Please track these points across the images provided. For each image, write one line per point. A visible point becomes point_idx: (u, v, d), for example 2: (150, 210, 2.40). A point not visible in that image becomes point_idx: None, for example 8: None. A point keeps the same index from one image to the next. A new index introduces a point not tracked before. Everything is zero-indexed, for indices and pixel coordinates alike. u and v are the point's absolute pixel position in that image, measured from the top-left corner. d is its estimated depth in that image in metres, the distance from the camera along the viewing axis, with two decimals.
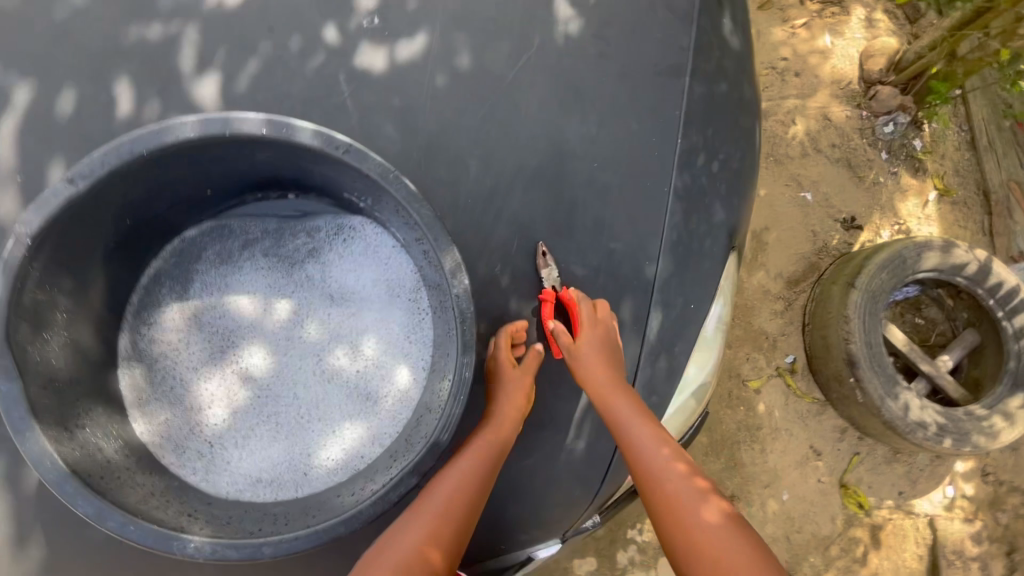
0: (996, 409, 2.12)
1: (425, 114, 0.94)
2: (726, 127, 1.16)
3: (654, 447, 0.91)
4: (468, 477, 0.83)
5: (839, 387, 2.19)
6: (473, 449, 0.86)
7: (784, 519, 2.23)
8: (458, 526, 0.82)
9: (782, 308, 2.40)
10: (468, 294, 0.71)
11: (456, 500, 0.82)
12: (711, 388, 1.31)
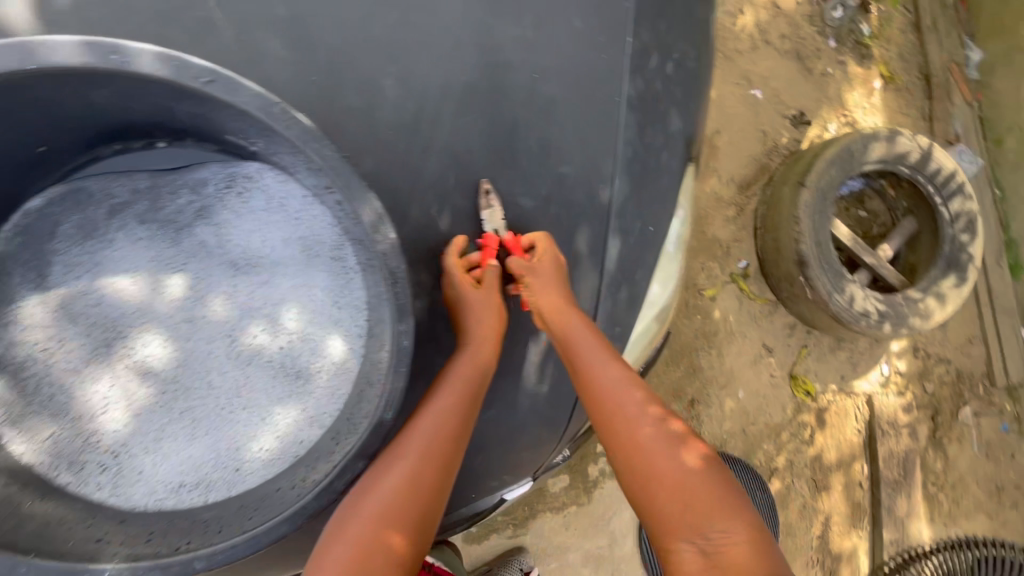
0: (930, 291, 2.23)
1: (323, 25, 0.76)
2: (680, 20, 1.02)
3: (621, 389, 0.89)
4: (442, 437, 0.76)
5: (789, 287, 2.24)
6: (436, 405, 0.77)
7: (740, 416, 2.35)
8: (426, 501, 0.74)
9: (734, 214, 2.38)
10: (398, 249, 0.60)
11: (424, 473, 0.74)
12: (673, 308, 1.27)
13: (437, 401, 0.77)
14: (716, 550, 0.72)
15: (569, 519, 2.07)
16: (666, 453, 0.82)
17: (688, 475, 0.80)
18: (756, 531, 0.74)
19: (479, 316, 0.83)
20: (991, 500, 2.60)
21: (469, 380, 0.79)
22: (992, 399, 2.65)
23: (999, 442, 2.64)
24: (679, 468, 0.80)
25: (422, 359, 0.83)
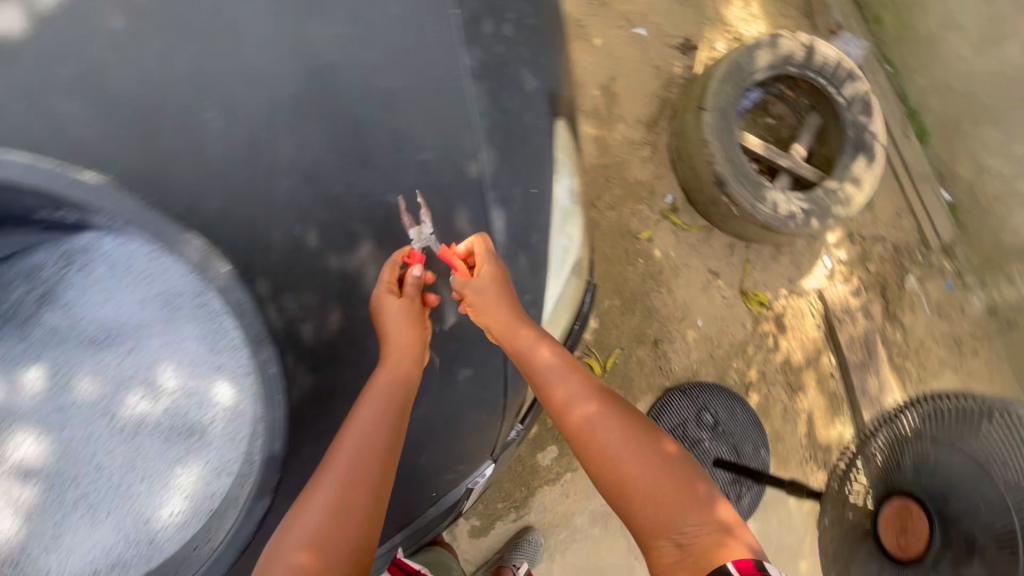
0: (847, 178, 2.30)
1: (133, 73, 0.76)
2: None
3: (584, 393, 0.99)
4: (372, 452, 0.79)
5: (717, 209, 2.30)
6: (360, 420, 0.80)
7: (705, 343, 2.41)
8: (360, 519, 0.77)
9: (650, 153, 2.42)
10: (232, 284, 0.69)
11: (352, 491, 0.77)
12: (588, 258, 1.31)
13: (365, 416, 0.80)
14: (689, 541, 0.84)
15: (567, 485, 2.12)
16: (631, 451, 0.93)
17: (656, 469, 0.91)
18: (721, 521, 0.87)
19: (392, 325, 0.83)
20: (954, 356, 2.73)
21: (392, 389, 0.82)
22: (931, 262, 2.78)
23: (948, 300, 2.77)
24: (647, 463, 0.91)
25: (330, 377, 0.83)
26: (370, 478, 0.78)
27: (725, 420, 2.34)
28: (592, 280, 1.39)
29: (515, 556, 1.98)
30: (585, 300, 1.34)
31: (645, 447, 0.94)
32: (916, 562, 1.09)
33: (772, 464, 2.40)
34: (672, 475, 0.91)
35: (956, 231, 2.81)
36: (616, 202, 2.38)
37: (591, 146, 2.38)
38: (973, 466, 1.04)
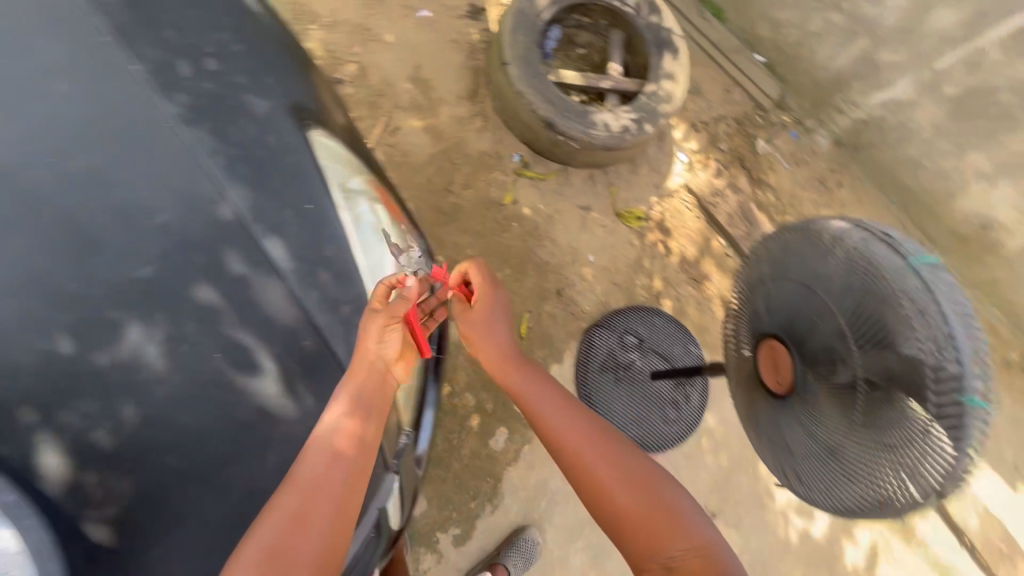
0: (662, 77, 2.41)
1: None
2: (194, 33, 1.19)
3: (591, 433, 1.18)
4: (336, 467, 0.93)
5: (560, 149, 2.36)
6: (324, 438, 0.96)
7: (604, 273, 2.49)
8: (322, 529, 0.87)
9: (482, 123, 2.46)
10: None
11: (318, 503, 0.89)
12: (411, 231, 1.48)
13: (330, 434, 0.97)
14: (676, 565, 0.98)
15: (528, 456, 2.16)
16: (625, 477, 1.09)
17: (652, 494, 1.07)
18: (707, 540, 1.02)
19: (365, 333, 1.09)
20: (823, 194, 2.95)
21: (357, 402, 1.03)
22: (770, 121, 3.00)
23: (798, 149, 2.99)
24: (640, 488, 1.08)
25: (148, 442, 0.94)
26: (336, 494, 0.91)
27: (647, 334, 2.43)
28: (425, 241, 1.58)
29: (510, 554, 1.98)
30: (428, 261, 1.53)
31: (647, 477, 1.11)
32: (793, 395, 1.15)
33: (706, 355, 2.52)
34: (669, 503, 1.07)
35: (779, 87, 3.04)
36: (469, 179, 2.41)
37: (424, 136, 2.39)
38: (801, 287, 1.13)
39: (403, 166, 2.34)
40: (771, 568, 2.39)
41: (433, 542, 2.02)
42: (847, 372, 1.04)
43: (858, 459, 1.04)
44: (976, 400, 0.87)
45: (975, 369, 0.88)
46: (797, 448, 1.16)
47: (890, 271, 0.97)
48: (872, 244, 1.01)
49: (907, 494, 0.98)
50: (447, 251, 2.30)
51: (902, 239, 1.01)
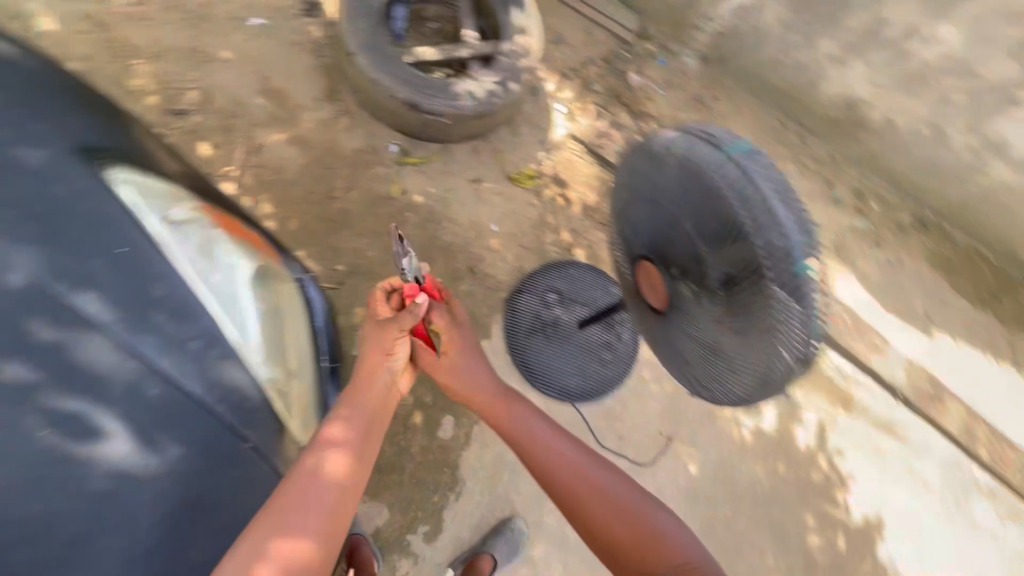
0: (515, 32, 2.39)
1: None
2: None
3: (574, 457, 1.50)
4: (339, 460, 1.23)
5: (433, 129, 2.32)
6: (332, 439, 1.27)
7: (512, 240, 2.49)
8: (324, 502, 1.15)
9: (348, 121, 2.37)
10: None
11: (324, 484, 1.17)
12: (262, 248, 1.61)
13: (337, 436, 1.28)
14: None
15: (479, 436, 2.17)
16: (618, 508, 1.40)
17: (638, 519, 1.38)
18: (690, 557, 1.32)
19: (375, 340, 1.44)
20: (701, 113, 3.07)
21: (364, 411, 1.37)
22: (637, 53, 3.05)
23: (669, 74, 3.07)
24: (629, 518, 1.38)
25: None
26: (337, 482, 1.20)
27: (566, 287, 2.44)
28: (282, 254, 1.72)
29: (498, 542, 2.03)
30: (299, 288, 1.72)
31: (630, 500, 1.42)
32: (673, 307, 1.22)
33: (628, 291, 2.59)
34: (651, 521, 1.38)
35: (637, 18, 3.10)
36: (350, 181, 2.33)
37: (291, 149, 2.29)
38: (657, 203, 1.14)
39: (277, 185, 2.24)
40: (735, 471, 2.52)
41: (405, 545, 2.02)
42: (706, 272, 1.07)
43: (735, 352, 1.08)
44: (803, 266, 0.89)
45: (795, 235, 0.90)
46: (690, 356, 1.23)
47: (708, 166, 0.98)
48: (690, 145, 1.03)
49: (781, 367, 1.00)
50: (347, 258, 2.24)
51: (718, 132, 1.02)
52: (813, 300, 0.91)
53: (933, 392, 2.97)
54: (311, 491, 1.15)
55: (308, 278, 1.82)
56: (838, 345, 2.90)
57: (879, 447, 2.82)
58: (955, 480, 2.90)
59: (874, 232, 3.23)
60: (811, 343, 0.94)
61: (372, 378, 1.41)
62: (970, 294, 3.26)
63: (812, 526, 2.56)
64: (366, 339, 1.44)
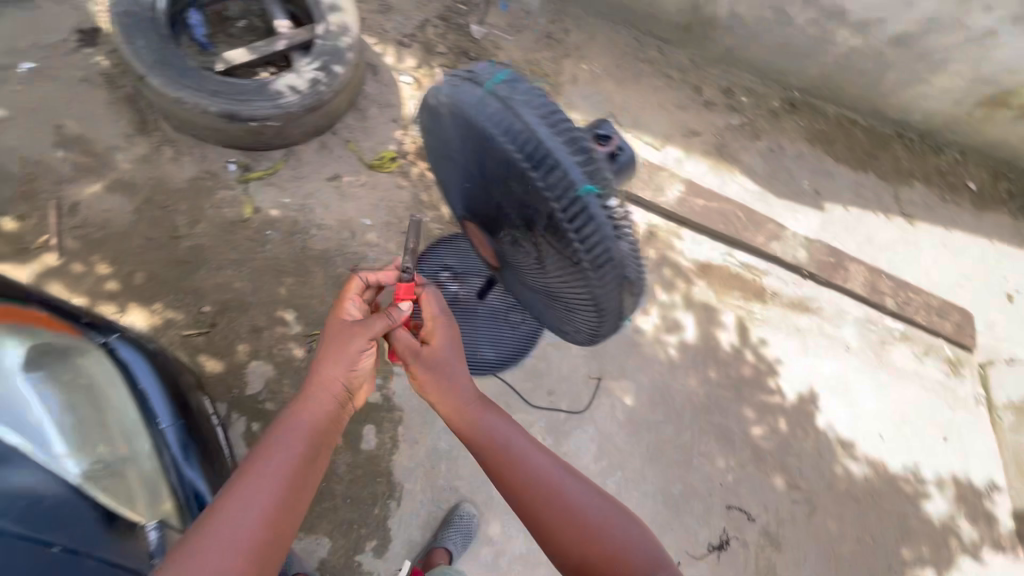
0: (325, 9, 2.20)
1: None
2: None
3: (544, 468, 1.36)
4: (277, 479, 1.11)
5: (265, 135, 2.14)
6: (275, 458, 1.14)
7: (391, 228, 2.33)
8: (252, 529, 1.02)
9: (171, 151, 2.17)
10: None
11: (257, 508, 1.05)
12: (66, 321, 1.46)
13: (280, 452, 1.16)
14: None
15: (407, 434, 2.14)
16: (591, 514, 1.27)
17: (610, 531, 1.26)
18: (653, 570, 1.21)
19: (340, 337, 1.35)
20: (554, 49, 2.98)
21: (315, 421, 1.25)
22: (474, 3, 2.91)
23: (511, 18, 2.95)
24: (601, 527, 1.26)
25: None
26: (271, 503, 1.07)
27: (457, 261, 2.36)
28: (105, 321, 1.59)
29: (447, 534, 1.99)
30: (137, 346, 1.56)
31: (605, 513, 1.29)
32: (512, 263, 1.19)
33: None
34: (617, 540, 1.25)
35: None
36: (192, 214, 2.14)
37: (114, 198, 2.07)
38: (456, 160, 1.07)
39: (109, 240, 2.03)
40: (668, 390, 2.57)
41: (357, 567, 1.96)
42: (515, 221, 1.02)
43: (571, 294, 1.06)
44: (585, 189, 0.83)
45: (568, 162, 0.84)
46: (546, 302, 1.22)
47: (473, 109, 0.90)
48: (453, 85, 0.95)
49: (609, 297, 0.96)
50: (212, 296, 2.06)
51: (479, 66, 0.95)
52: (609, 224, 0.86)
53: (834, 260, 3.12)
54: (234, 513, 1.02)
55: (116, 334, 1.54)
56: (740, 242, 2.96)
57: (798, 326, 2.94)
58: (871, 336, 3.08)
59: (750, 125, 3.30)
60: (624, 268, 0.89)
61: (326, 388, 1.31)
62: (845, 158, 3.48)
63: (752, 418, 2.66)
64: (327, 344, 1.35)
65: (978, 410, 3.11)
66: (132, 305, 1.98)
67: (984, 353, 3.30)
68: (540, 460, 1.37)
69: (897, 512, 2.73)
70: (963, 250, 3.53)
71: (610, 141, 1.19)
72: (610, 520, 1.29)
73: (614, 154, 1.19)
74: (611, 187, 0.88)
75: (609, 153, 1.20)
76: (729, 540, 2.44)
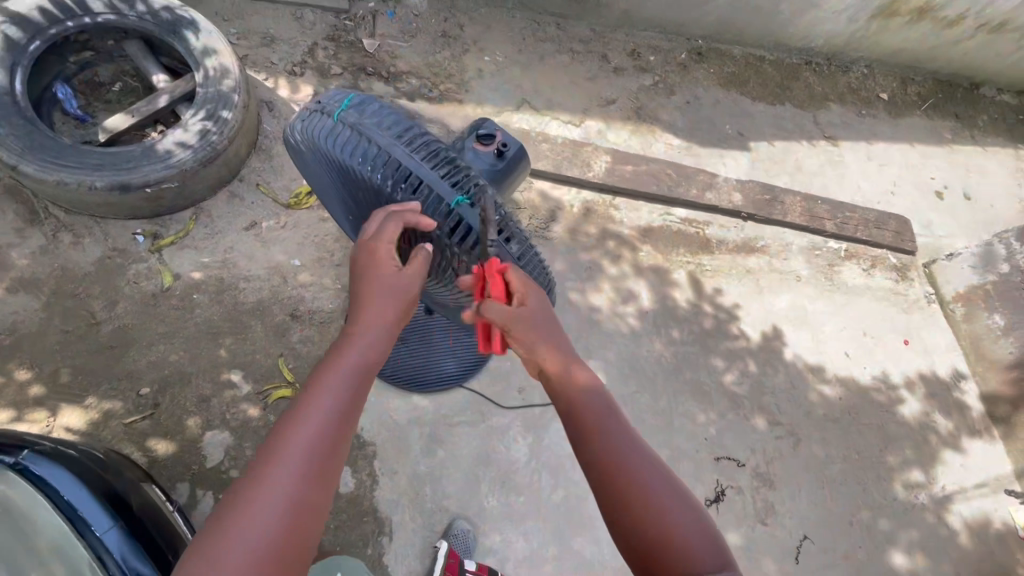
0: (198, 54, 2.08)
1: None
2: None
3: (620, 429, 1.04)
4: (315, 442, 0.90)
5: (166, 198, 2.04)
6: (314, 414, 0.93)
7: (323, 262, 2.25)
8: (293, 505, 0.84)
9: (70, 236, 2.06)
10: None
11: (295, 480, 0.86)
12: None
13: (317, 403, 0.94)
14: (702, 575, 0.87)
15: (384, 467, 2.11)
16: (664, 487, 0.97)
17: (686, 510, 0.95)
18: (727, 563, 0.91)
19: (383, 280, 1.09)
20: (452, 47, 2.92)
21: (358, 364, 1.01)
22: (360, 16, 2.81)
23: (402, 24, 2.87)
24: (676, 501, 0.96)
25: None
26: (311, 470, 0.88)
27: None
28: (22, 438, 1.51)
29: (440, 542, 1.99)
30: (62, 451, 1.50)
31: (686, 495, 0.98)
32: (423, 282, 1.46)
33: None
34: (694, 533, 0.92)
35: None
36: (107, 296, 2.03)
37: (19, 298, 1.96)
38: (349, 199, 1.34)
39: (23, 344, 1.91)
40: (635, 360, 2.60)
41: None
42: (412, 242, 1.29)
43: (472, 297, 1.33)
44: (454, 201, 1.11)
45: (439, 186, 1.12)
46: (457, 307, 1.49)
47: (348, 159, 1.18)
48: (325, 135, 1.19)
49: None
50: (148, 376, 1.96)
51: (343, 115, 1.19)
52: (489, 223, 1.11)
53: (770, 196, 3.17)
54: (269, 489, 0.84)
55: (27, 451, 1.43)
56: (675, 199, 2.98)
57: (748, 268, 2.99)
58: (818, 261, 3.15)
59: (663, 82, 3.32)
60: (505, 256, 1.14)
61: (369, 326, 1.05)
62: (760, 95, 3.54)
63: (721, 366, 2.70)
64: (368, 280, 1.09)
65: (931, 309, 3.23)
66: (63, 407, 1.87)
67: (926, 254, 3.43)
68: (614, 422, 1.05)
69: (876, 423, 2.82)
70: (887, 159, 3.64)
71: (494, 141, 1.33)
72: (693, 511, 0.96)
73: (501, 149, 1.33)
74: (475, 191, 1.15)
75: (496, 149, 1.33)
76: (724, 491, 2.48)
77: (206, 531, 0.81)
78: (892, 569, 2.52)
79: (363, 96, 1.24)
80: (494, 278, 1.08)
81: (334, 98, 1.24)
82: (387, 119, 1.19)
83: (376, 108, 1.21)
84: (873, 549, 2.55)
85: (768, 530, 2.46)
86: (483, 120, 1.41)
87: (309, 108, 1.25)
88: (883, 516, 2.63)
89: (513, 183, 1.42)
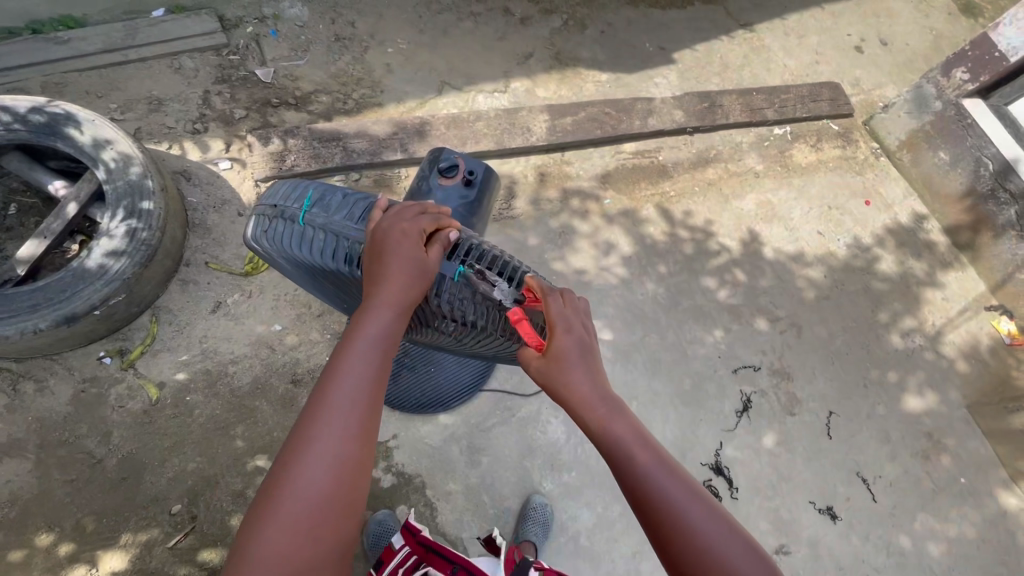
0: (87, 149, 1.86)
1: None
2: None
3: (659, 465, 0.99)
4: (343, 424, 0.92)
5: (119, 312, 1.90)
6: (339, 397, 0.94)
7: (304, 318, 2.15)
8: (329, 483, 0.89)
9: (33, 383, 1.91)
10: None
11: (330, 465, 0.89)
12: None
13: (340, 386, 0.95)
14: None
15: (437, 492, 2.13)
16: (708, 520, 0.94)
17: (727, 543, 0.92)
18: None
19: (395, 251, 1.04)
20: (351, 49, 2.72)
21: (375, 343, 0.99)
22: (243, 45, 2.57)
23: (290, 40, 2.65)
24: (720, 536, 0.93)
25: None
26: (343, 454, 0.91)
27: None
28: None
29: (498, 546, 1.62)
30: None
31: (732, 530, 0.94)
32: (426, 338, 1.50)
33: None
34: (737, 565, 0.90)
35: (207, 12, 2.57)
36: (95, 430, 1.90)
37: (6, 466, 1.82)
38: (330, 285, 1.36)
39: (30, 509, 1.80)
40: (633, 306, 2.64)
41: None
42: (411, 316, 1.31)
43: (484, 346, 1.38)
44: (459, 275, 1.13)
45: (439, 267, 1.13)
46: (464, 349, 1.54)
47: (323, 260, 1.18)
48: (297, 243, 1.18)
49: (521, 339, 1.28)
50: (174, 493, 1.88)
51: (309, 218, 1.16)
52: (494, 284, 1.15)
53: (708, 103, 3.15)
54: (305, 471, 0.88)
55: None
56: (622, 136, 2.94)
57: (709, 181, 3.01)
58: (770, 152, 3.19)
59: (572, 19, 3.19)
60: (518, 302, 1.16)
61: (383, 299, 1.02)
62: (668, 2, 3.45)
63: (713, 285, 2.77)
64: (380, 252, 1.05)
65: (882, 163, 3.35)
66: (102, 554, 1.79)
67: (864, 111, 3.50)
68: (653, 451, 1.01)
69: (863, 288, 2.97)
70: (804, 29, 3.65)
71: (459, 171, 1.47)
72: (736, 541, 0.93)
73: (467, 178, 1.48)
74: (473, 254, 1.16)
75: (463, 180, 1.47)
76: (750, 398, 2.60)
77: (264, 489, 0.88)
78: (910, 413, 2.74)
79: (319, 188, 1.21)
80: (520, 327, 1.09)
81: (290, 197, 1.21)
82: (353, 208, 1.16)
83: (339, 198, 1.19)
84: (890, 402, 2.74)
85: (797, 419, 2.62)
86: (440, 150, 1.53)
87: (267, 215, 1.22)
88: (891, 369, 2.82)
89: (490, 200, 1.57)
